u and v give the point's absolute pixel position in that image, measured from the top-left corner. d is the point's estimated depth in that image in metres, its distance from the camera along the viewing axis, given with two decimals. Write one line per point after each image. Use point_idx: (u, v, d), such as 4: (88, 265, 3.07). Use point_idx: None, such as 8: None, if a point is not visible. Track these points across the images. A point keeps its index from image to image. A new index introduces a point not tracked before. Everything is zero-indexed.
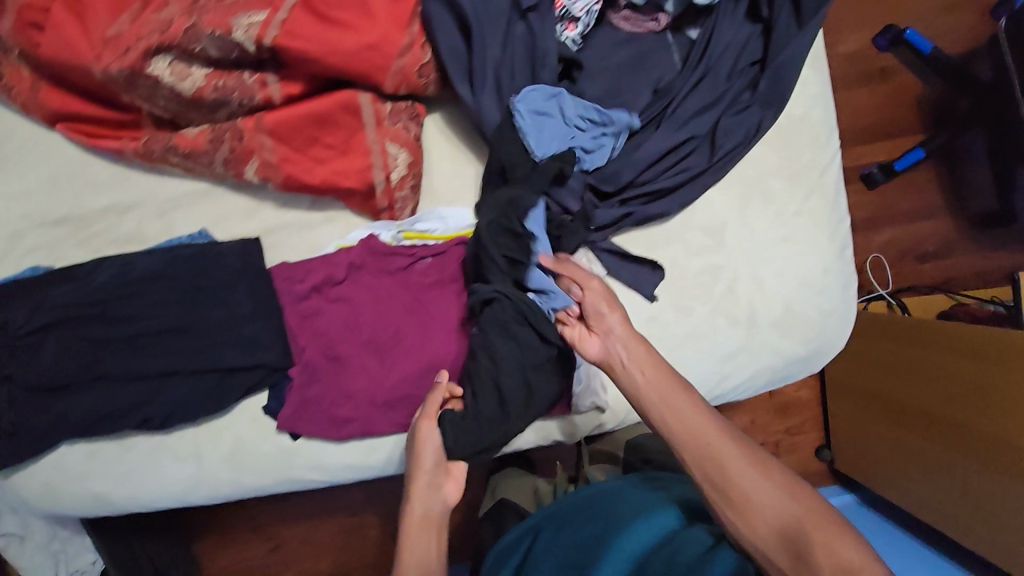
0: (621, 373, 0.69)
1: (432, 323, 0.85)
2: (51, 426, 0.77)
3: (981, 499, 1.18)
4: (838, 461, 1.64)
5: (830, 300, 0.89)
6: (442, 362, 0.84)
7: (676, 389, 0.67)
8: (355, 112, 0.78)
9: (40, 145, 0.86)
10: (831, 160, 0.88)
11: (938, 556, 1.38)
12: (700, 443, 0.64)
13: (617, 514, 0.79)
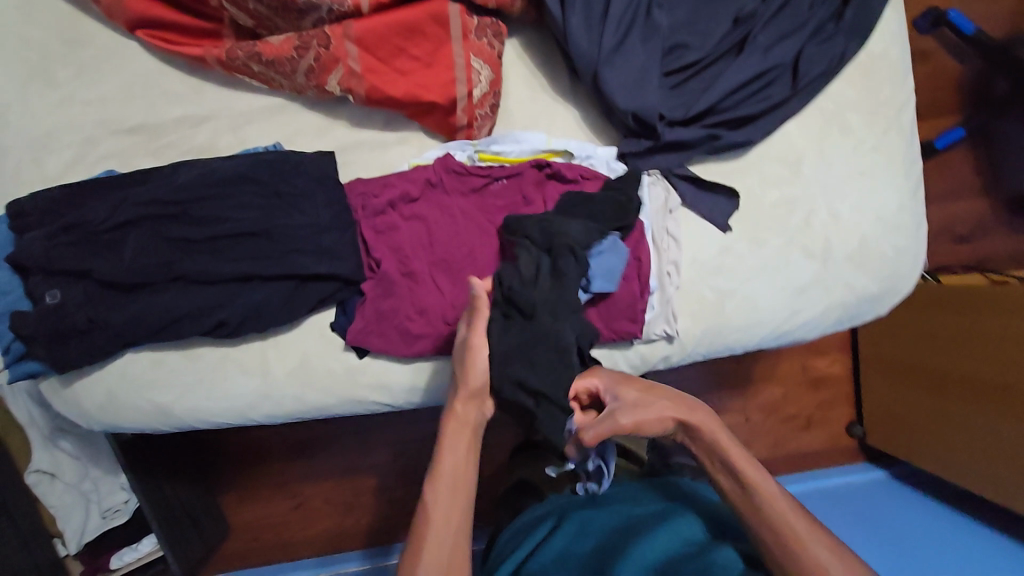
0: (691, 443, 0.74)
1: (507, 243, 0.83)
2: (129, 323, 0.78)
3: None
4: (870, 436, 1.64)
5: (904, 238, 0.88)
6: None
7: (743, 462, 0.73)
8: (443, 23, 0.78)
9: (118, 53, 0.85)
10: (907, 99, 0.89)
11: (976, 526, 1.37)
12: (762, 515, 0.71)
13: (638, 519, 0.84)
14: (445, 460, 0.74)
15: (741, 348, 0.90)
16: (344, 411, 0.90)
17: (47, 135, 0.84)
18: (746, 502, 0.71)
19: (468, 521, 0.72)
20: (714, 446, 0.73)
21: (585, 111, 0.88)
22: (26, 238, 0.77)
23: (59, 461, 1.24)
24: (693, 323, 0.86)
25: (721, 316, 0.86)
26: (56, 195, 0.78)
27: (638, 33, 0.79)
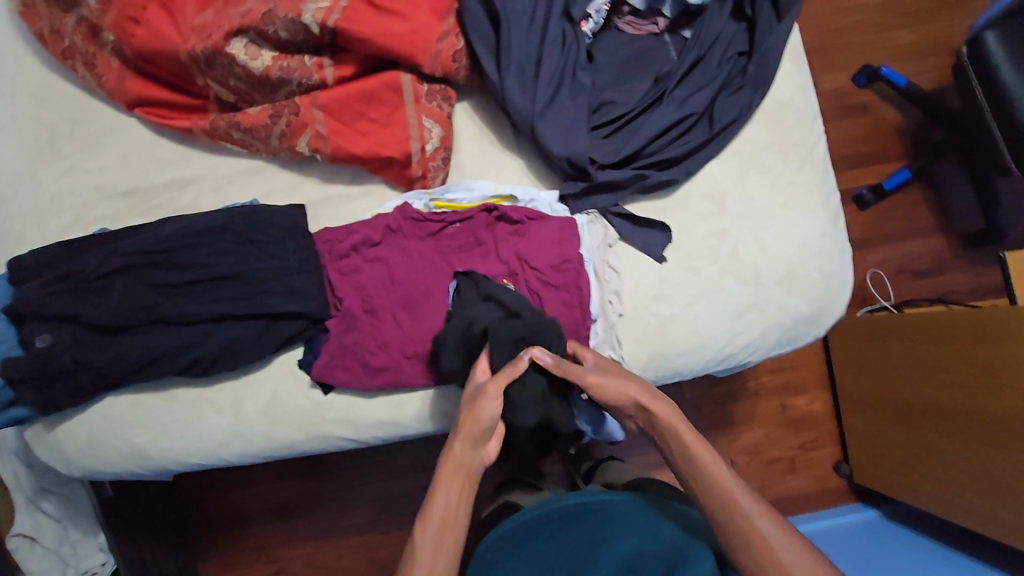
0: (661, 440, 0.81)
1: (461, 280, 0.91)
2: (112, 362, 0.84)
3: (1005, 484, 1.17)
4: (859, 476, 1.60)
5: (830, 262, 0.95)
6: None
7: (709, 458, 0.78)
8: (397, 90, 0.90)
9: (117, 128, 0.97)
10: (818, 139, 0.99)
11: (968, 559, 1.34)
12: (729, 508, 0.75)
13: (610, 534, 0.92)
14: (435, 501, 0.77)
15: (688, 373, 0.95)
16: (311, 448, 0.94)
17: (51, 201, 0.95)
18: (704, 478, 0.77)
19: (450, 569, 0.73)
20: (678, 431, 0.79)
21: (529, 160, 0.98)
22: (23, 289, 0.85)
23: (40, 524, 1.25)
24: (638, 348, 0.92)
25: (664, 339, 0.92)
26: (52, 251, 0.87)
27: (567, 91, 0.91)
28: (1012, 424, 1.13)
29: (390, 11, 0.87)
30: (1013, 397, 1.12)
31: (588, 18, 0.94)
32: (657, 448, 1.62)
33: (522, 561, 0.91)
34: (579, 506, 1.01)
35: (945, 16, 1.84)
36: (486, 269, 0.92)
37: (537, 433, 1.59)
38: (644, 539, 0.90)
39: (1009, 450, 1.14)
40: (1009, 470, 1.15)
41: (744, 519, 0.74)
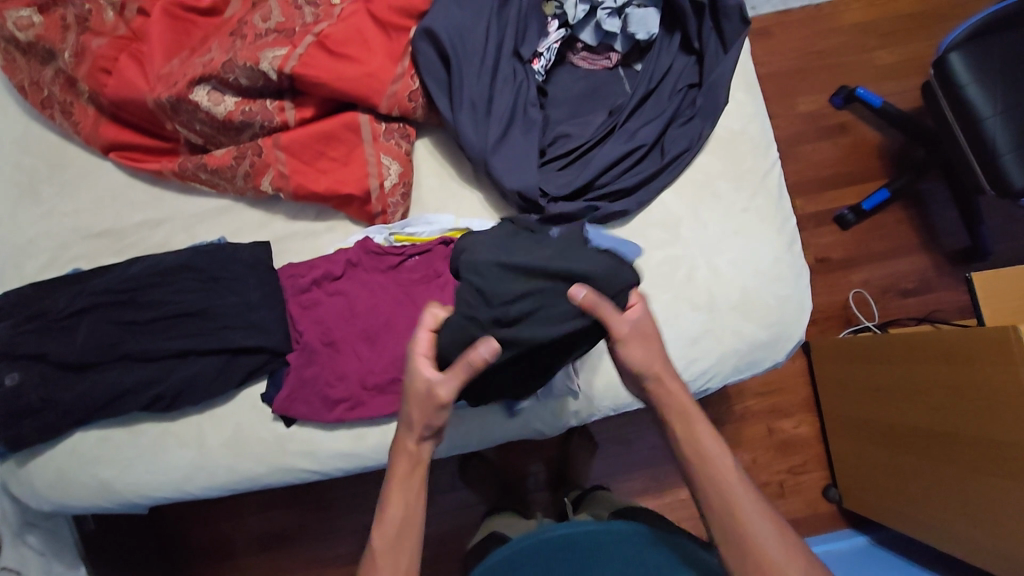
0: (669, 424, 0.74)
1: (420, 313, 0.92)
2: (78, 399, 0.86)
3: (985, 508, 1.14)
4: (848, 501, 1.57)
5: (785, 287, 0.96)
6: None
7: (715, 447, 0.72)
8: (355, 130, 0.93)
9: (93, 171, 1.01)
10: (771, 167, 1.01)
11: None
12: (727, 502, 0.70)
13: None
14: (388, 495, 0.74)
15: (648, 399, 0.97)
16: (275, 480, 0.95)
17: (30, 243, 0.99)
18: (704, 471, 0.72)
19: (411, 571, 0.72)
20: (682, 417, 0.73)
21: (487, 193, 1.01)
22: None
23: (25, 558, 1.20)
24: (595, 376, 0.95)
25: None
26: (25, 292, 0.91)
27: (519, 126, 0.94)
28: (990, 446, 1.11)
29: (346, 56, 0.91)
30: (990, 419, 1.10)
31: (540, 56, 0.98)
32: (643, 473, 1.60)
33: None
34: (568, 536, 0.94)
35: (922, 34, 1.82)
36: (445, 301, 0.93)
37: (521, 460, 1.58)
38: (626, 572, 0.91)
39: (987, 473, 1.12)
40: (988, 494, 1.13)
41: (739, 519, 0.69)
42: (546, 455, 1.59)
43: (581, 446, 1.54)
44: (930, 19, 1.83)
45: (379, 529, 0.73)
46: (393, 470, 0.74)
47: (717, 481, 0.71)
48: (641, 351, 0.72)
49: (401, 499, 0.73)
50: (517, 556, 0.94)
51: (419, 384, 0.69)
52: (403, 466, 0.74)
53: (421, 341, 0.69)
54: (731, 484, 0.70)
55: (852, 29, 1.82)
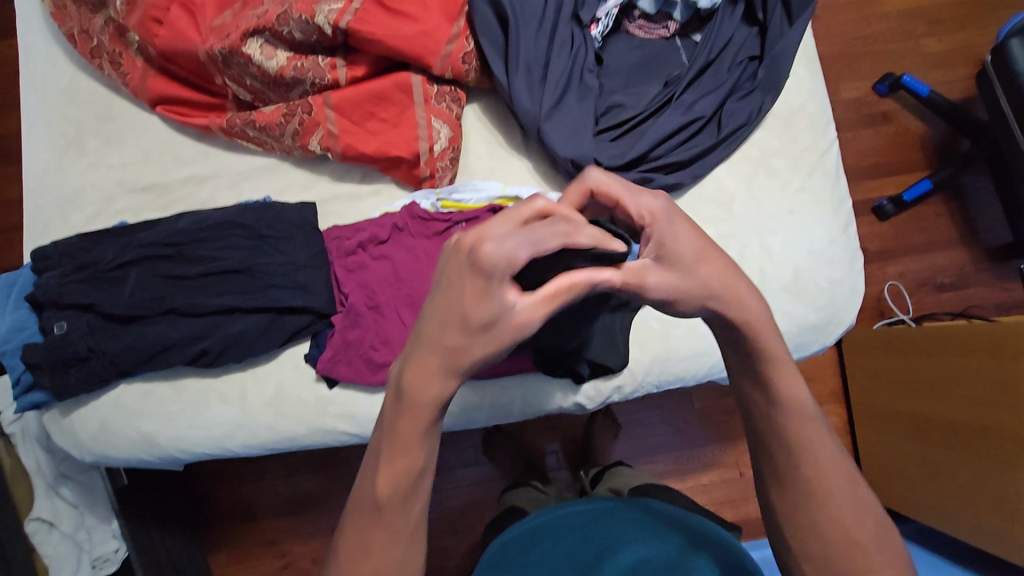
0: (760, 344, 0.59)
1: None
2: (124, 351, 0.86)
3: (1005, 502, 1.13)
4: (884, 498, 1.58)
5: (838, 270, 0.94)
6: None
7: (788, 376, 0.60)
8: (407, 91, 0.91)
9: (140, 124, 1.01)
10: (829, 146, 0.98)
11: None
12: (790, 439, 0.60)
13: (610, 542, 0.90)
14: (389, 482, 0.55)
15: (691, 379, 0.96)
16: (314, 441, 0.95)
17: (75, 194, 0.99)
18: (796, 465, 0.60)
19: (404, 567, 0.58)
20: (795, 403, 0.59)
21: (536, 162, 0.99)
22: (44, 278, 0.89)
23: (58, 510, 1.28)
24: (640, 352, 0.94)
25: (667, 345, 0.93)
26: (73, 242, 0.91)
27: (575, 93, 0.92)
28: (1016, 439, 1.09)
29: (402, 13, 0.89)
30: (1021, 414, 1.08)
31: (597, 22, 0.95)
32: (665, 456, 1.60)
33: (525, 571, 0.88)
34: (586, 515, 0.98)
35: (975, 21, 1.75)
36: None
37: (544, 437, 1.59)
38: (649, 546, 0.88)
39: (1010, 466, 1.11)
40: (1010, 487, 1.11)
41: (802, 455, 0.60)
42: (568, 434, 1.59)
43: (605, 427, 1.55)
44: (985, 7, 1.76)
45: (378, 480, 0.55)
46: (391, 461, 0.55)
47: (822, 476, 0.59)
48: (683, 239, 0.53)
49: (408, 453, 0.54)
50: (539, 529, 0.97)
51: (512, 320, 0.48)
52: (415, 422, 0.53)
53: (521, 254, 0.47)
54: (832, 483, 0.59)
55: (900, 14, 1.75)
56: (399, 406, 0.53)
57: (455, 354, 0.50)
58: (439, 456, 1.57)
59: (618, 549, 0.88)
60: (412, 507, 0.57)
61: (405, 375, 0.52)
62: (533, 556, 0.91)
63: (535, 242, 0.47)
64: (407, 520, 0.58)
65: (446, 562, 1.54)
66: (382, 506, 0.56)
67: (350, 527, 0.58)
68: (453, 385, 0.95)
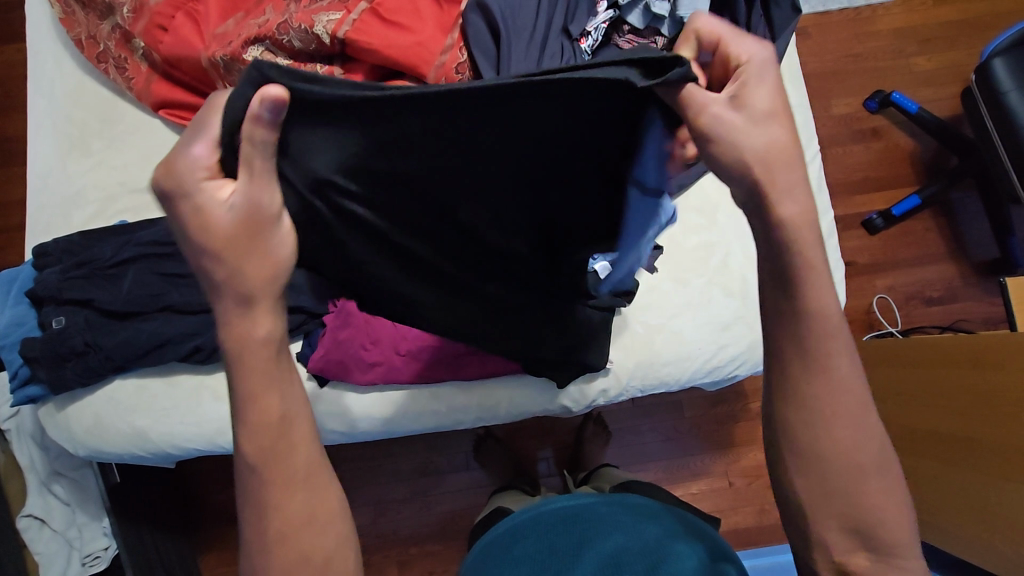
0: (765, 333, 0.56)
1: None
2: (121, 345, 0.89)
3: (989, 513, 1.13)
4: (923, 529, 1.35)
5: None
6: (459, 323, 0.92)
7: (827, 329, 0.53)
8: None
9: (142, 127, 1.04)
10: (812, 159, 1.01)
11: None
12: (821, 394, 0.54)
13: (591, 531, 0.92)
14: (262, 440, 0.54)
15: (675, 383, 0.98)
16: None
17: (78, 194, 1.01)
18: (805, 387, 0.54)
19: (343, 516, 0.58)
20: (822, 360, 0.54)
21: None
22: (44, 274, 0.91)
23: (50, 507, 1.30)
24: (624, 356, 0.96)
25: (651, 349, 0.96)
26: (73, 240, 0.93)
27: None
28: (997, 449, 1.09)
29: (398, 24, 0.92)
30: (1002, 424, 1.08)
31: (586, 36, 0.97)
32: (655, 465, 1.61)
33: (506, 559, 0.90)
34: (571, 511, 0.99)
35: (963, 41, 1.79)
36: None
37: (535, 443, 1.61)
38: (630, 536, 0.88)
39: (992, 476, 1.11)
40: (993, 497, 1.11)
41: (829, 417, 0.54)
42: (558, 440, 1.61)
43: (596, 434, 1.55)
44: (973, 28, 1.80)
45: (246, 433, 0.53)
46: (256, 411, 0.53)
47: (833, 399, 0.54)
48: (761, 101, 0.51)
49: (272, 392, 0.54)
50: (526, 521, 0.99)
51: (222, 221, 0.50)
52: (257, 361, 0.53)
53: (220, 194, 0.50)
54: (840, 406, 0.54)
55: (890, 34, 1.80)
56: (235, 352, 0.52)
57: (238, 267, 0.51)
58: (431, 460, 1.58)
59: (599, 538, 0.88)
60: (301, 453, 0.55)
61: (229, 317, 0.52)
62: (520, 549, 0.92)
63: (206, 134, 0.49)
64: (309, 471, 0.56)
65: (435, 567, 1.55)
66: (259, 458, 0.54)
67: (248, 491, 0.55)
68: (440, 387, 0.96)
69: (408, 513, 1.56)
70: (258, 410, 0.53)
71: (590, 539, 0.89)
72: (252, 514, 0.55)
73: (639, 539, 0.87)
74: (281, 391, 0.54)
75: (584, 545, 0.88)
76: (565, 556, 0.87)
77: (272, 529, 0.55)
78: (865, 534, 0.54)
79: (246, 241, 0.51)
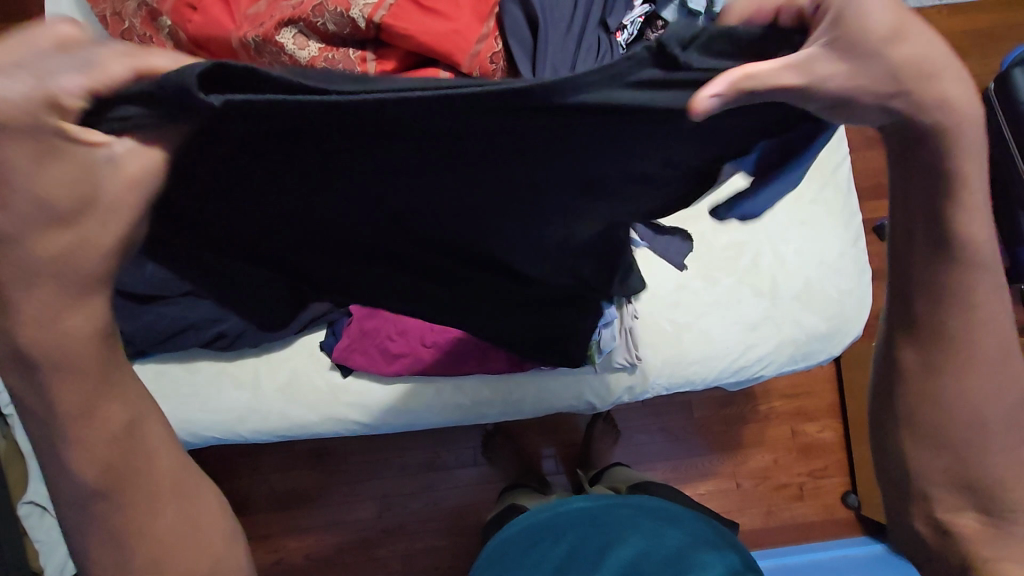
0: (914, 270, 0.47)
1: None
2: (141, 330, 0.87)
3: None
4: None
5: (848, 282, 0.97)
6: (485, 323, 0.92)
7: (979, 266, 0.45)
8: None
9: None
10: (842, 161, 1.01)
11: None
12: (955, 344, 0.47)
13: (611, 536, 0.90)
14: (112, 473, 0.44)
15: (701, 382, 0.98)
16: (325, 430, 0.97)
17: None
18: (941, 321, 0.47)
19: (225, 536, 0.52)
20: (967, 297, 0.46)
21: None
22: None
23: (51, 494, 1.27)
24: (653, 353, 0.95)
25: (678, 348, 0.95)
26: None
27: None
28: None
29: (434, 11, 0.91)
30: None
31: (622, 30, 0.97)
32: (662, 464, 1.60)
33: (527, 562, 0.89)
34: (590, 513, 0.97)
35: (980, 51, 1.79)
36: None
37: (541, 441, 1.60)
38: (651, 543, 0.87)
39: None
40: None
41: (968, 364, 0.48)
42: (567, 437, 1.60)
43: (605, 432, 1.54)
44: (990, 38, 1.79)
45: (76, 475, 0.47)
46: (91, 441, 0.43)
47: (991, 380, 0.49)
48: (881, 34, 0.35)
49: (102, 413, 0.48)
50: (545, 521, 0.98)
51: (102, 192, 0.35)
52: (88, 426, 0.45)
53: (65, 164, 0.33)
54: (980, 356, 0.48)
55: None
56: (42, 394, 0.41)
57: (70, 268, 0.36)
58: (438, 455, 1.57)
59: (620, 544, 0.87)
60: (161, 455, 0.48)
61: (52, 376, 0.40)
62: (540, 552, 0.91)
63: (87, 63, 0.33)
64: (176, 477, 0.48)
65: (439, 562, 1.53)
66: (108, 485, 0.44)
67: (94, 512, 0.45)
68: (466, 379, 0.95)
69: (413, 508, 1.55)
70: (99, 445, 0.43)
71: (611, 547, 0.88)
72: (103, 534, 0.46)
73: (659, 548, 0.86)
74: (126, 408, 0.44)
75: (605, 553, 0.86)
76: (587, 563, 0.86)
77: (145, 543, 0.47)
78: (984, 494, 0.50)
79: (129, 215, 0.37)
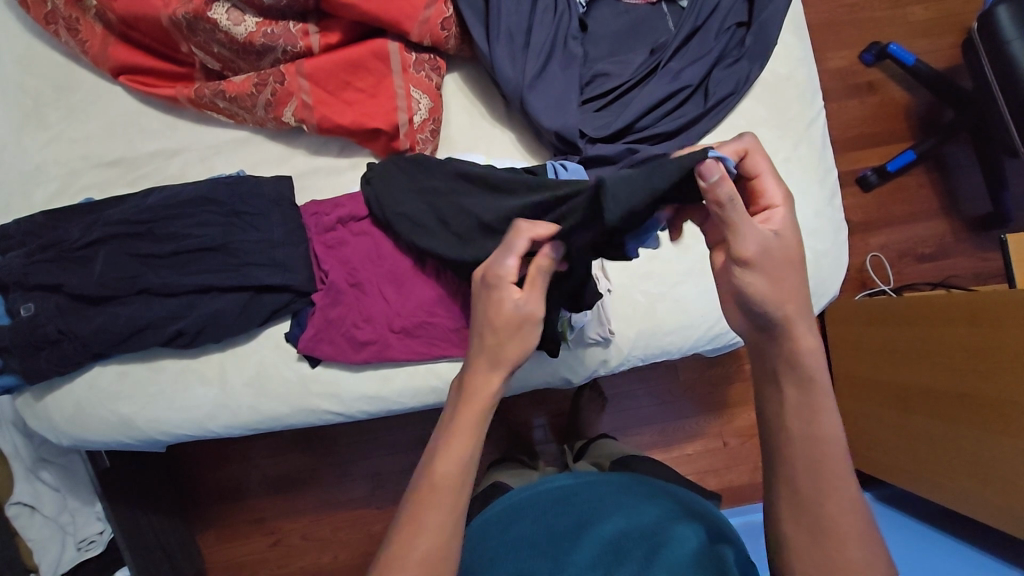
0: (779, 412, 0.58)
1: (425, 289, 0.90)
2: (96, 332, 0.84)
3: (990, 467, 1.09)
4: (924, 492, 1.28)
5: (824, 242, 0.94)
6: (432, 319, 0.89)
7: (829, 421, 0.56)
8: (384, 59, 0.89)
9: (103, 96, 0.96)
10: (816, 116, 0.97)
11: (944, 536, 1.26)
12: (815, 464, 0.56)
13: (593, 512, 0.84)
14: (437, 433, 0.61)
15: (677, 351, 0.96)
16: (296, 421, 0.94)
17: (37, 170, 0.94)
18: (796, 442, 0.57)
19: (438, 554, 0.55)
20: (812, 429, 0.57)
21: (519, 134, 0.97)
22: (8, 258, 0.85)
23: (39, 493, 1.21)
24: (626, 326, 0.93)
25: (651, 319, 0.93)
26: (37, 220, 0.88)
27: (558, 61, 0.92)
28: (1004, 407, 1.05)
29: None
30: (1009, 381, 1.03)
31: None
32: (649, 430, 1.61)
33: (504, 544, 0.81)
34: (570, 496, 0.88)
35: None
36: (451, 277, 0.90)
37: (528, 412, 1.59)
38: (632, 518, 0.81)
39: (993, 431, 1.07)
40: (994, 452, 1.08)
41: (823, 492, 0.55)
42: (556, 407, 1.59)
43: (591, 400, 1.54)
44: None
45: (439, 461, 0.59)
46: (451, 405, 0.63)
47: (785, 428, 0.58)
48: (774, 284, 0.57)
49: (466, 441, 0.60)
50: (523, 498, 0.91)
51: (505, 308, 0.63)
52: (472, 412, 0.61)
53: (503, 257, 0.64)
54: (830, 473, 0.56)
55: None
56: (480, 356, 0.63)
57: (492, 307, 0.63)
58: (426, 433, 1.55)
59: (600, 519, 0.81)
60: (455, 448, 0.59)
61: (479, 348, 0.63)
62: (516, 533, 0.83)
63: (510, 247, 0.64)
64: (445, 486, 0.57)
65: None
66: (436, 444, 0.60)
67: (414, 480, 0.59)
68: (438, 362, 0.92)
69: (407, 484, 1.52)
70: (457, 417, 0.61)
71: (592, 523, 0.81)
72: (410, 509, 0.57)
73: (634, 521, 0.80)
74: (483, 379, 0.62)
75: (585, 529, 0.80)
76: (565, 543, 0.78)
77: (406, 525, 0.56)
78: None
79: (494, 302, 0.63)
